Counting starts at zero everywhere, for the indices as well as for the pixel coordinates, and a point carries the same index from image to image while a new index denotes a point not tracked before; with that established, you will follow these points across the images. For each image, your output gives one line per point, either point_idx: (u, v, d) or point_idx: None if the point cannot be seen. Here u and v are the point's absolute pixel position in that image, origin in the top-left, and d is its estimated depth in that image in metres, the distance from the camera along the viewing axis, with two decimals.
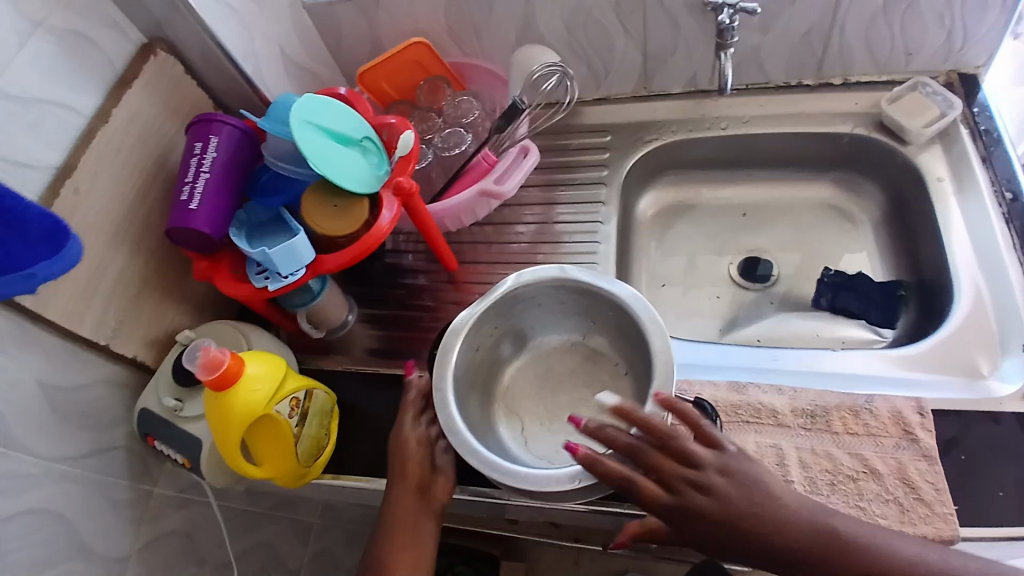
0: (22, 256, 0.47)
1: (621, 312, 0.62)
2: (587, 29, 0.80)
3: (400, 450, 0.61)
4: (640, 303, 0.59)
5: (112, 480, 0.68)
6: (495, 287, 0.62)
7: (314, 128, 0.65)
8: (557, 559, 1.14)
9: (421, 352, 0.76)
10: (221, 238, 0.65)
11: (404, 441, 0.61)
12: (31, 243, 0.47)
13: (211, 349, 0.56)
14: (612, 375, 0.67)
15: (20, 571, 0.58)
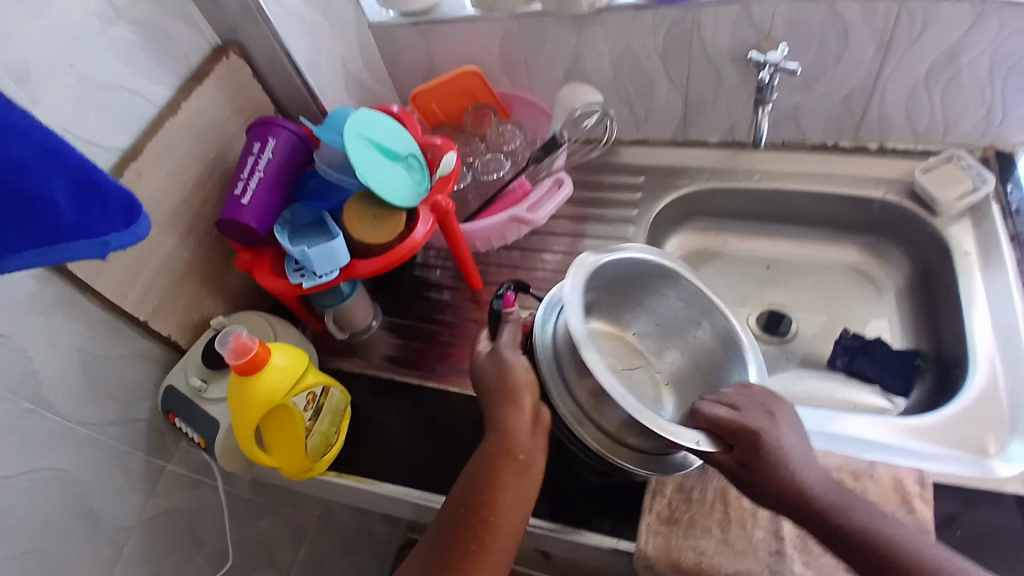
0: (98, 224, 0.49)
1: (725, 342, 0.67)
2: (633, 73, 0.83)
3: (514, 397, 0.59)
4: (754, 353, 0.64)
5: (130, 450, 0.71)
6: (625, 247, 0.66)
7: (365, 141, 0.69)
8: None
9: (436, 366, 0.78)
10: (266, 234, 0.69)
11: (518, 388, 0.60)
12: (110, 213, 0.49)
13: (243, 336, 0.59)
14: (651, 381, 0.74)
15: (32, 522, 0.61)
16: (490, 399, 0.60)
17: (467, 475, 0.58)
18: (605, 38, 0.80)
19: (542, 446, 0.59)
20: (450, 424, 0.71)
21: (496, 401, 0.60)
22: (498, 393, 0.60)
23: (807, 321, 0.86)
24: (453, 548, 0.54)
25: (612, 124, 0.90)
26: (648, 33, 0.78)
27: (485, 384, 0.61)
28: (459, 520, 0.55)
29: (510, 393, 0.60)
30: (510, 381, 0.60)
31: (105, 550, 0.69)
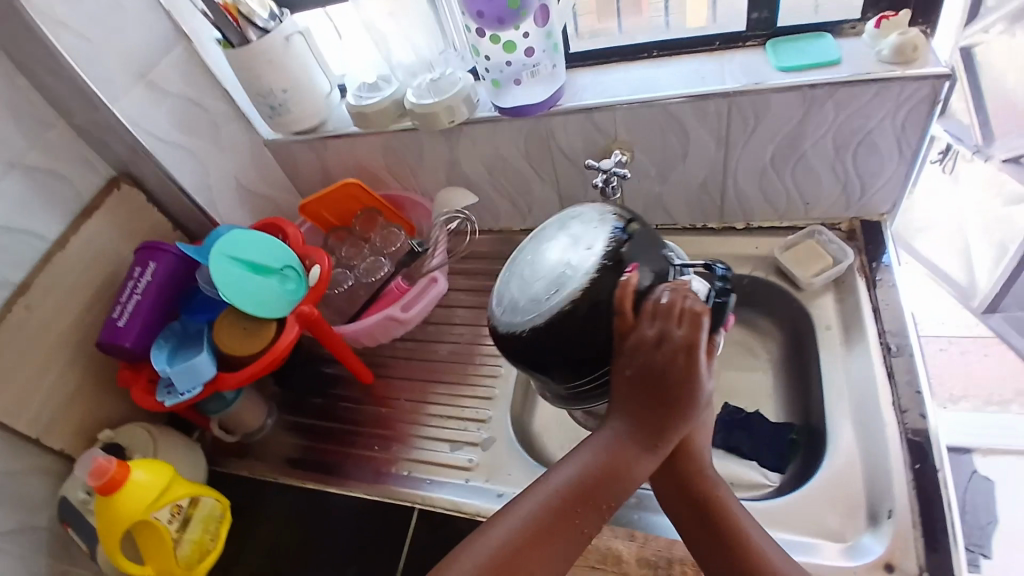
0: None
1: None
2: (506, 173, 0.89)
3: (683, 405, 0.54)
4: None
5: (32, 560, 0.74)
6: None
7: (232, 260, 0.74)
8: None
9: (342, 465, 0.81)
10: (142, 351, 0.75)
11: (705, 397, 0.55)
12: None
13: (98, 458, 0.64)
14: (504, 455, 0.77)
15: None
16: (666, 402, 0.53)
17: (602, 457, 0.55)
18: (478, 145, 0.85)
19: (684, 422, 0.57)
20: (329, 526, 0.75)
21: (675, 413, 0.53)
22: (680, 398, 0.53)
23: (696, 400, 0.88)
24: (561, 518, 0.54)
25: (471, 221, 0.96)
26: (513, 140, 0.84)
27: (678, 390, 0.53)
28: (581, 486, 0.55)
29: (676, 402, 0.53)
30: (690, 388, 0.53)
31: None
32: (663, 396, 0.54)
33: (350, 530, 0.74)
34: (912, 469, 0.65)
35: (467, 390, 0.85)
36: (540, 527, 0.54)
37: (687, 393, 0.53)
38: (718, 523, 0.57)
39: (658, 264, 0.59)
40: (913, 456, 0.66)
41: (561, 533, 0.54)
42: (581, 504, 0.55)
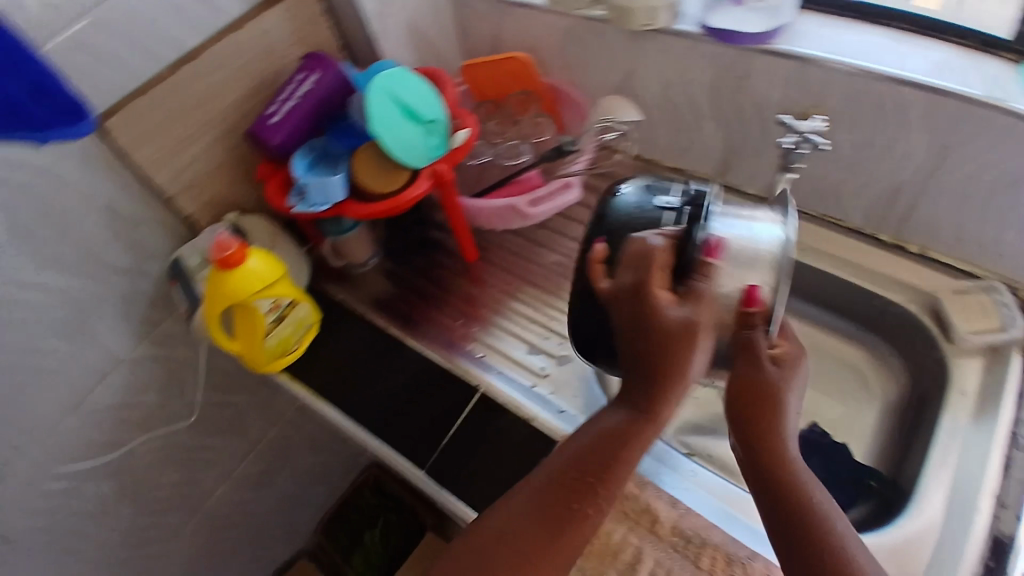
0: (39, 118, 0.52)
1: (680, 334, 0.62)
2: (682, 103, 0.82)
3: (664, 361, 0.53)
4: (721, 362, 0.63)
5: (137, 300, 0.81)
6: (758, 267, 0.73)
7: (389, 98, 0.74)
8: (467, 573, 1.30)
9: (423, 321, 0.83)
10: (285, 154, 0.77)
11: (692, 344, 0.53)
12: (53, 111, 0.53)
13: (223, 237, 0.67)
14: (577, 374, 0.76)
15: (32, 330, 0.72)
16: (650, 365, 0.54)
17: (597, 435, 0.55)
18: (661, 59, 0.78)
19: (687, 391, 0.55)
20: (397, 374, 0.78)
21: (658, 374, 0.54)
22: (664, 351, 0.54)
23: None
24: (560, 495, 0.53)
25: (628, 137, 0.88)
26: (703, 68, 0.76)
27: (652, 340, 0.54)
28: (580, 468, 0.54)
29: (660, 362, 0.54)
30: (668, 344, 0.53)
31: (79, 377, 0.79)
32: (646, 358, 0.54)
33: (411, 386, 0.77)
34: (982, 563, 0.59)
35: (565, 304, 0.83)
36: (536, 502, 0.53)
37: (665, 337, 0.54)
38: (781, 501, 0.51)
39: (631, 223, 0.63)
40: (991, 554, 0.60)
41: (559, 519, 0.52)
42: (577, 484, 0.53)
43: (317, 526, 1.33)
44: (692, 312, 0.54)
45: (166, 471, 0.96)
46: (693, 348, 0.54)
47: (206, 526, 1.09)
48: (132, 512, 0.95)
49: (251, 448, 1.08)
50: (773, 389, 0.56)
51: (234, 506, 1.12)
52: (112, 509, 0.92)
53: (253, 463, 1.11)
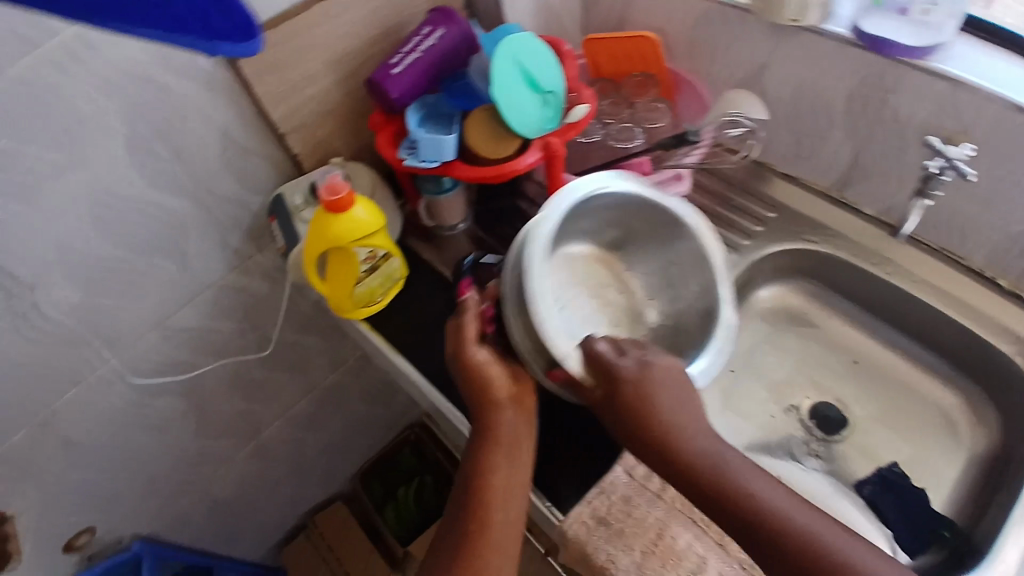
0: (214, 23, 0.45)
1: (704, 324, 0.71)
2: (811, 108, 0.78)
3: (488, 397, 0.65)
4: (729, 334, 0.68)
5: (235, 230, 0.82)
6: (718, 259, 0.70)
7: (514, 63, 0.72)
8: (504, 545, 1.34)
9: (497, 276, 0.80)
10: (400, 107, 0.76)
11: (486, 376, 0.65)
12: (229, 20, 0.46)
13: (336, 178, 0.68)
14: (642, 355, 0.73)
15: (133, 241, 0.74)
16: (481, 404, 0.65)
17: (469, 475, 0.64)
18: (801, 60, 0.74)
19: (526, 410, 0.65)
20: None
21: (488, 406, 0.64)
22: (480, 393, 0.65)
23: (856, 443, 0.79)
24: (470, 532, 0.61)
25: (749, 139, 0.84)
26: (844, 74, 0.72)
27: (474, 380, 0.66)
28: (466, 509, 0.62)
29: (486, 398, 0.65)
30: (482, 379, 0.65)
31: (171, 295, 0.81)
32: (478, 397, 0.65)
33: None
34: None
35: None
36: (454, 548, 0.61)
37: (472, 383, 0.66)
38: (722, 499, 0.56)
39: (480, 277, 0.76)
40: None
41: (471, 550, 0.60)
42: (474, 522, 0.61)
43: (356, 473, 1.35)
44: (480, 355, 0.66)
45: (232, 396, 0.99)
46: (488, 382, 0.65)
47: (257, 454, 1.12)
48: (196, 431, 0.98)
49: (311, 387, 1.11)
50: (640, 394, 0.60)
51: (285, 440, 1.15)
52: (179, 424, 0.95)
53: (309, 402, 1.13)
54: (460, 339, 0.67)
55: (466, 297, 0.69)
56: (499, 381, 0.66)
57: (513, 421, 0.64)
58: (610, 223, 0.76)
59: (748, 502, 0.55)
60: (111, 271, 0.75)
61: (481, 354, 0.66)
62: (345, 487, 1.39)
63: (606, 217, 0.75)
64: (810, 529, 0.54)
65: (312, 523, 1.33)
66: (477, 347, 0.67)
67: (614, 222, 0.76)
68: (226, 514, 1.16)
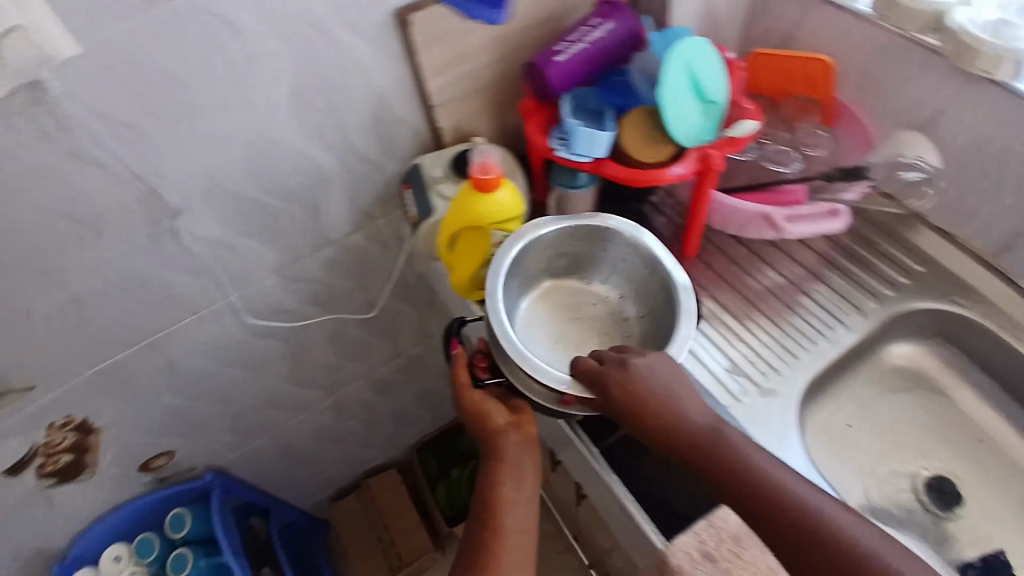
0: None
1: (668, 302, 0.68)
2: (985, 166, 0.72)
3: (487, 427, 0.68)
4: (689, 299, 0.65)
5: (366, 191, 0.83)
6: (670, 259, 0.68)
7: (683, 68, 0.68)
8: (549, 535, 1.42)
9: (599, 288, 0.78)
10: (556, 95, 0.74)
11: (483, 407, 0.69)
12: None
13: (489, 157, 0.67)
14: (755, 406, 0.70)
15: (274, 187, 0.76)
16: (483, 431, 0.68)
17: (479, 492, 0.65)
18: (984, 114, 0.69)
19: (525, 432, 0.68)
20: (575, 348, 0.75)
21: (487, 433, 0.68)
22: (480, 426, 0.69)
23: (968, 526, 0.73)
24: (483, 540, 0.62)
25: (913, 185, 0.79)
26: None
27: (476, 414, 0.69)
28: (477, 523, 0.63)
29: (484, 426, 0.68)
30: (480, 411, 0.69)
31: (294, 244, 0.83)
32: (480, 428, 0.69)
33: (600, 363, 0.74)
34: None
35: (790, 335, 0.76)
36: (469, 557, 0.62)
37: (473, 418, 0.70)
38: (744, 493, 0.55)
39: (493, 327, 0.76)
40: None
41: (485, 556, 0.61)
42: (486, 533, 0.62)
43: (415, 444, 1.38)
44: (478, 394, 0.71)
45: (324, 351, 1.01)
46: (484, 413, 0.69)
47: (333, 411, 1.14)
48: (285, 377, 1.00)
49: (395, 354, 1.12)
50: (628, 387, 0.59)
51: (359, 401, 1.16)
52: (272, 369, 0.97)
53: (389, 369, 1.14)
54: (458, 385, 0.72)
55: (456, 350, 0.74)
56: (495, 412, 0.69)
57: (517, 440, 0.67)
58: (566, 251, 0.74)
59: (772, 492, 0.54)
60: (248, 213, 0.76)
61: (478, 393, 0.71)
62: (401, 456, 1.40)
63: (560, 248, 0.73)
64: (835, 529, 0.52)
65: (366, 484, 1.35)
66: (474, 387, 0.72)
67: (567, 252, 0.74)
68: (292, 462, 1.18)
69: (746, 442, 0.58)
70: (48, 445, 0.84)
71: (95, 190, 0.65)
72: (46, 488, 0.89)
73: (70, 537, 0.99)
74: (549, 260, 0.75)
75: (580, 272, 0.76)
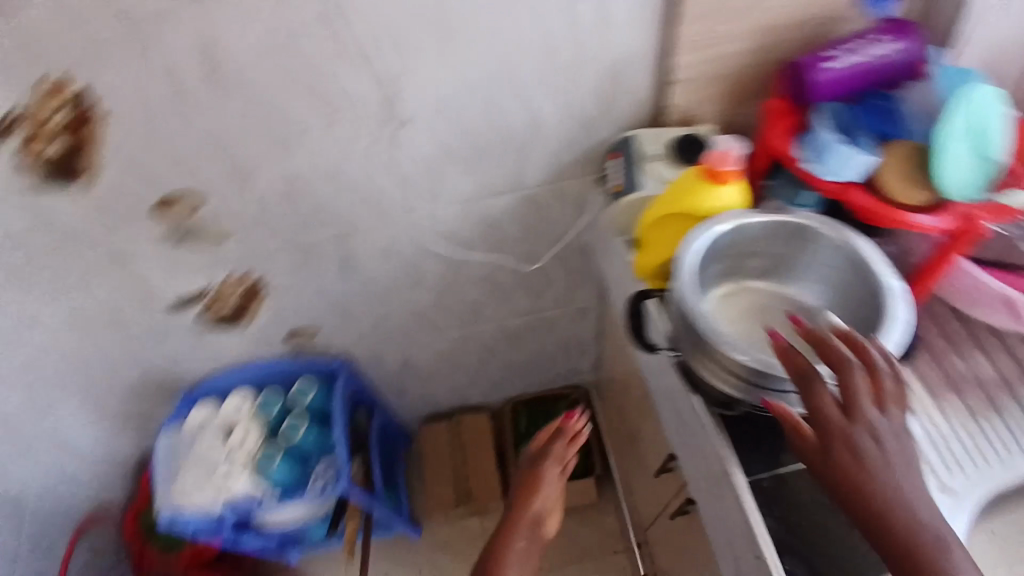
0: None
1: (873, 303, 0.60)
2: None
3: (539, 484, 0.79)
4: (899, 303, 0.58)
5: (572, 149, 0.82)
6: (883, 270, 0.59)
7: (978, 112, 0.61)
8: (609, 533, 1.38)
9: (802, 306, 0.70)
10: (811, 105, 0.69)
11: (540, 483, 0.79)
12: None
13: (730, 148, 0.64)
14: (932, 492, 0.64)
15: (493, 120, 0.76)
16: (525, 491, 0.79)
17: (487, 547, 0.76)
18: None
19: (552, 510, 0.80)
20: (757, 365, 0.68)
21: (534, 491, 0.78)
22: (530, 484, 0.79)
23: None
24: None
25: None
26: None
27: (541, 470, 0.80)
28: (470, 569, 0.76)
29: (532, 486, 0.79)
30: (540, 474, 0.79)
31: (489, 179, 0.84)
32: (527, 485, 0.79)
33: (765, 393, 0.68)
34: None
35: (983, 430, 0.68)
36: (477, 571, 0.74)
37: (528, 487, 0.79)
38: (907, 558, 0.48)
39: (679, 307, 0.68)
40: None
41: None
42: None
43: (514, 399, 1.41)
44: (551, 463, 0.80)
45: (473, 286, 1.03)
46: (536, 489, 0.79)
47: (458, 344, 1.18)
48: (431, 300, 1.04)
49: (532, 311, 1.13)
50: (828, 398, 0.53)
51: (482, 343, 1.20)
52: (422, 288, 1.01)
53: (521, 323, 1.16)
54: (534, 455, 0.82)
55: (567, 417, 0.82)
56: (545, 490, 0.79)
57: (533, 517, 0.78)
58: (761, 251, 0.68)
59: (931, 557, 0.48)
60: (461, 138, 0.78)
61: (550, 468, 0.80)
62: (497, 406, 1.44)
63: (758, 247, 0.67)
64: None
65: (460, 419, 1.40)
66: (556, 455, 0.80)
67: (764, 252, 0.68)
68: (404, 376, 1.25)
69: (921, 496, 0.50)
70: (219, 295, 0.94)
71: (343, 76, 0.69)
72: (204, 327, 0.99)
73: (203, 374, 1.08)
74: (742, 257, 0.68)
75: (773, 275, 0.70)
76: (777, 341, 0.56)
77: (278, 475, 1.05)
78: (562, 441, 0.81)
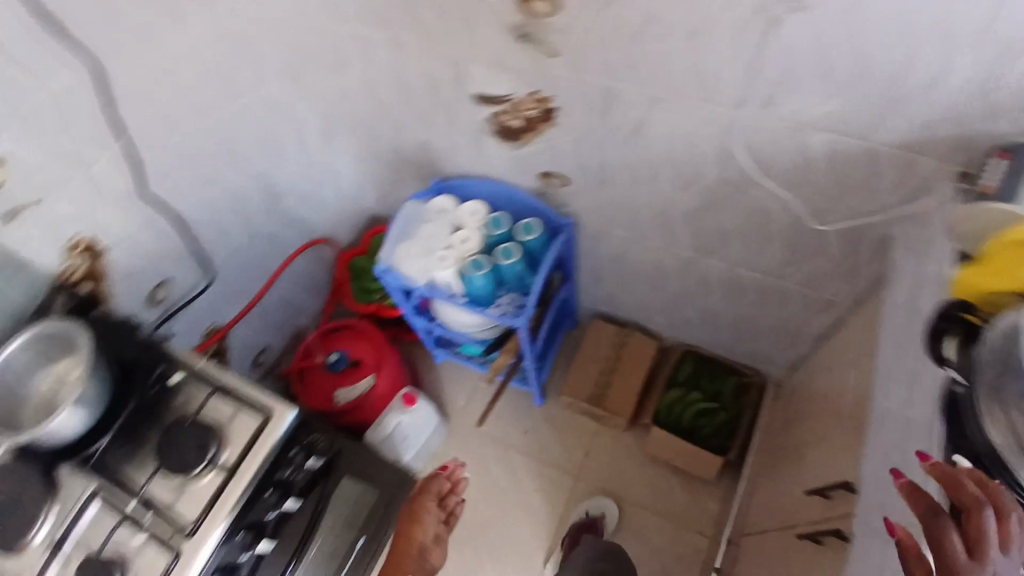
0: None
1: None
2: None
3: (416, 514, 0.95)
4: None
5: (956, 126, 0.69)
6: None
7: None
8: (704, 514, 1.32)
9: None
10: None
11: (423, 516, 0.95)
12: None
13: None
14: None
15: (899, 51, 0.65)
16: (409, 512, 0.95)
17: (390, 545, 0.92)
18: None
19: (433, 542, 0.94)
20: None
21: (410, 521, 0.94)
22: (408, 511, 0.96)
23: None
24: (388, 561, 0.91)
25: None
26: None
27: (411, 500, 0.97)
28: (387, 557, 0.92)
29: (411, 514, 0.95)
30: (423, 503, 0.97)
31: (842, 115, 0.73)
32: (407, 509, 0.96)
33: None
34: None
35: None
36: (390, 555, 0.92)
37: (412, 516, 0.95)
38: None
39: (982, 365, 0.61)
40: None
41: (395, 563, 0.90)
42: (389, 558, 0.91)
43: (688, 348, 1.35)
44: (424, 501, 0.97)
45: (737, 220, 0.95)
46: (421, 520, 0.95)
47: (681, 267, 1.11)
48: (687, 211, 0.98)
49: (772, 275, 1.03)
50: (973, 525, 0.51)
51: (704, 279, 1.12)
52: (686, 197, 0.95)
53: (753, 280, 1.07)
54: (426, 489, 0.99)
55: (450, 466, 1.06)
56: (428, 522, 0.95)
57: (419, 546, 0.93)
58: None
59: None
60: (849, 56, 0.67)
61: (435, 506, 0.98)
62: (672, 342, 1.39)
63: None
64: None
65: (631, 332, 1.37)
66: (429, 495, 0.98)
67: None
68: (612, 268, 1.23)
69: None
70: (522, 103, 0.92)
71: None
72: (482, 134, 1.01)
73: (455, 172, 1.15)
74: None
75: None
76: (901, 480, 0.56)
77: (474, 285, 1.07)
78: (445, 483, 1.01)
